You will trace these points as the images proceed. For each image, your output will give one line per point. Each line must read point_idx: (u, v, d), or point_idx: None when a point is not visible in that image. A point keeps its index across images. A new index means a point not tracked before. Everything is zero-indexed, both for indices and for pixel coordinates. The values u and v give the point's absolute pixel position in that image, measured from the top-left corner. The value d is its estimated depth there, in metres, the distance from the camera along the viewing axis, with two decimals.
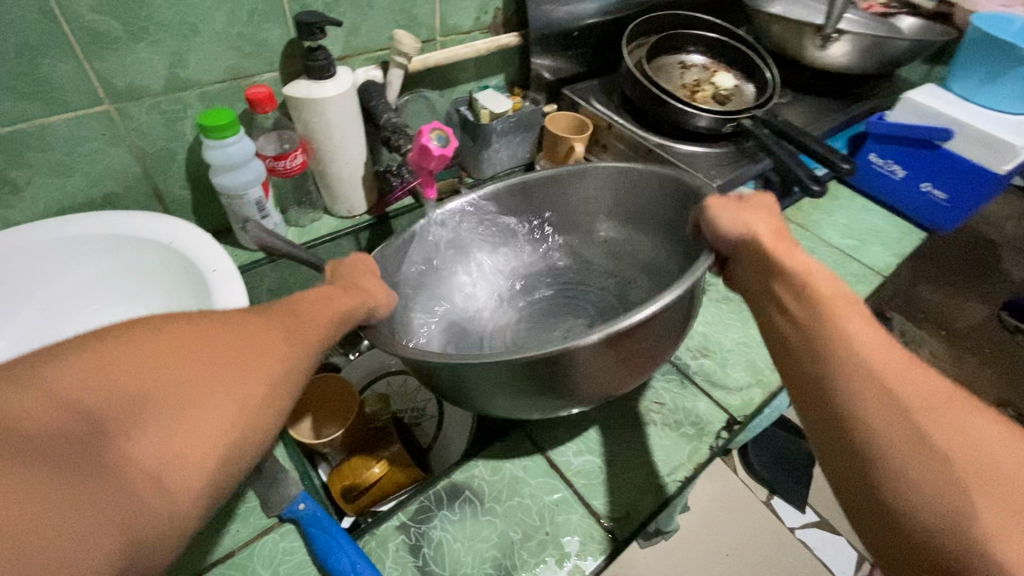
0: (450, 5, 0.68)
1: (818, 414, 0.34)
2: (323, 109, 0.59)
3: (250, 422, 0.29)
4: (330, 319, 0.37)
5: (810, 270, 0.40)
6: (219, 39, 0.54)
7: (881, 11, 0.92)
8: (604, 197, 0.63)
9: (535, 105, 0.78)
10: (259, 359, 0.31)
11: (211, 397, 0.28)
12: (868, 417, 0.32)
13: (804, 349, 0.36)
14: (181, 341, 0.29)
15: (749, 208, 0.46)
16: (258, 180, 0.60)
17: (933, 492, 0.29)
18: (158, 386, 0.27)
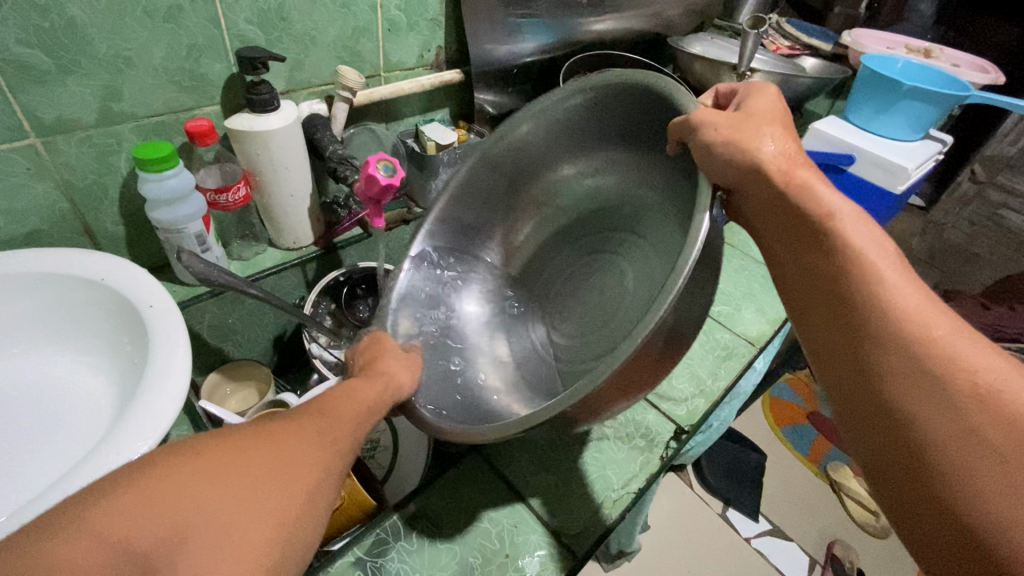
0: (393, 43, 0.70)
1: (841, 375, 0.36)
2: (267, 141, 0.59)
3: (292, 538, 0.29)
4: (359, 415, 0.37)
5: (834, 207, 0.38)
6: (157, 73, 0.53)
7: (787, 53, 1.02)
8: (552, 139, 0.60)
9: (480, 137, 0.82)
10: (298, 469, 0.31)
11: (255, 518, 0.27)
12: (890, 374, 0.33)
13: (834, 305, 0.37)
14: (221, 459, 0.28)
15: (745, 124, 0.42)
16: (198, 213, 0.58)
17: (942, 430, 0.30)
18: (201, 510, 0.26)
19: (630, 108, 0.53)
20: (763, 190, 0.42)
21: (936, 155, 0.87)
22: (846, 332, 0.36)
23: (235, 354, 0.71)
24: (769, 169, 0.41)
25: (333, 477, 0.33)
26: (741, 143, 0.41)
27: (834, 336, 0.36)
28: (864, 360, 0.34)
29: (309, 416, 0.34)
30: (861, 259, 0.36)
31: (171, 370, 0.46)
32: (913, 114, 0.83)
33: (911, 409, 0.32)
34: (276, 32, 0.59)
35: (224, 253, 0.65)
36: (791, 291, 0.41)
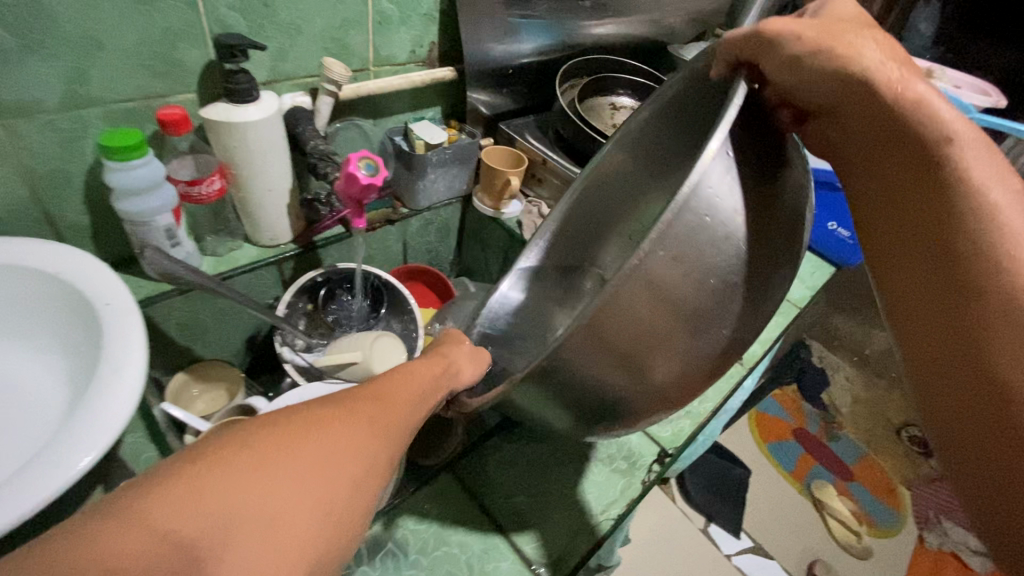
0: (384, 37, 0.68)
1: (932, 319, 0.35)
2: (244, 133, 0.57)
3: (339, 528, 0.26)
4: (414, 401, 0.35)
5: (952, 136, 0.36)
6: (129, 57, 0.50)
7: None
8: (653, 154, 0.57)
9: (471, 138, 0.79)
10: (348, 451, 0.28)
11: (301, 506, 0.25)
12: (994, 325, 0.32)
13: (939, 242, 0.35)
14: (266, 443, 0.26)
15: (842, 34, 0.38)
16: (168, 205, 0.55)
17: None
18: (245, 498, 0.23)
19: (690, 113, 0.51)
20: (856, 108, 0.37)
21: None
22: (943, 264, 0.34)
23: (204, 354, 0.67)
24: (876, 84, 0.36)
25: (388, 460, 0.29)
26: (844, 53, 0.37)
27: (926, 271, 0.35)
28: (960, 294, 0.34)
29: (362, 396, 0.32)
30: (966, 193, 0.35)
31: (122, 374, 0.42)
32: None
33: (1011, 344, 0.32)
34: (260, 19, 0.56)
35: (196, 249, 0.62)
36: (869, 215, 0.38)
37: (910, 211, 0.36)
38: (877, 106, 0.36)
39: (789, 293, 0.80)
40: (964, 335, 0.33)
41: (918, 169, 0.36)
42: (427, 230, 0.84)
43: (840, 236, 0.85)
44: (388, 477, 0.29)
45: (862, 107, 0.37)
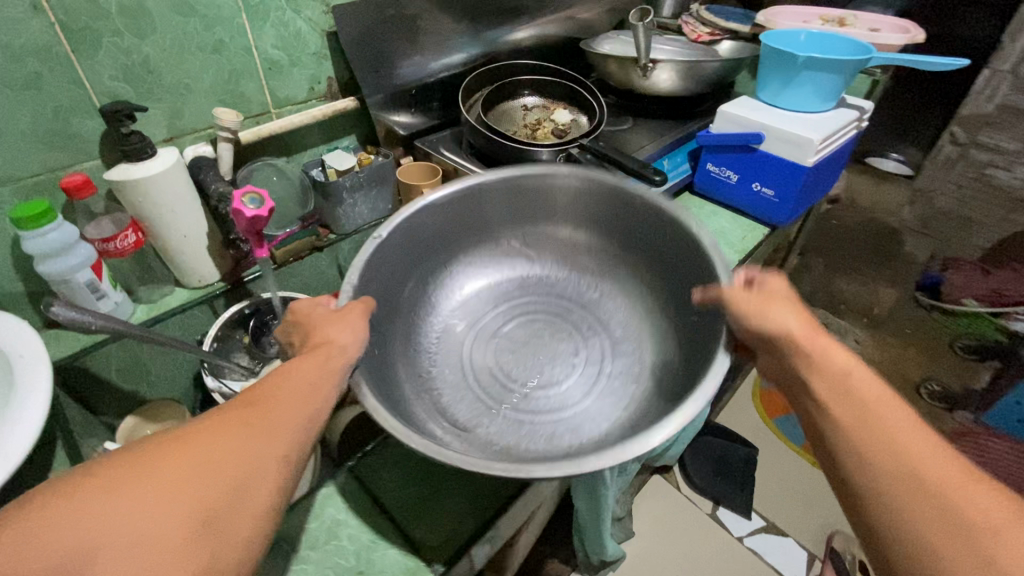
0: (278, 81, 0.73)
1: (842, 495, 0.40)
2: (147, 188, 0.62)
3: (218, 528, 0.34)
4: (296, 406, 0.42)
5: (839, 359, 0.44)
6: (28, 138, 0.56)
7: (707, 40, 1.06)
8: (576, 203, 0.72)
9: (386, 159, 0.84)
10: (223, 458, 0.37)
11: (171, 515, 0.33)
12: (872, 488, 0.37)
13: (827, 423, 0.41)
14: (134, 471, 0.34)
15: (774, 299, 0.49)
16: (86, 262, 0.61)
17: (922, 532, 0.35)
18: (119, 508, 0.32)
19: (667, 244, 0.65)
20: (774, 323, 0.47)
21: (855, 122, 0.85)
22: (829, 441, 0.41)
23: (153, 395, 0.73)
24: (793, 332, 0.46)
25: (275, 457, 0.39)
26: (762, 318, 0.48)
27: (849, 499, 0.39)
28: (855, 481, 0.38)
29: (237, 413, 0.40)
30: (856, 397, 0.41)
31: (28, 413, 0.47)
32: (816, 86, 0.81)
33: (918, 486, 0.36)
34: (146, 84, 0.62)
35: (126, 299, 0.68)
36: (800, 398, 0.44)
37: (812, 425, 0.43)
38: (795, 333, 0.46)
39: None
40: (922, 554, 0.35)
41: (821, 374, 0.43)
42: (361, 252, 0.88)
43: (766, 196, 0.86)
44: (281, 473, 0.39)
45: (776, 320, 0.47)
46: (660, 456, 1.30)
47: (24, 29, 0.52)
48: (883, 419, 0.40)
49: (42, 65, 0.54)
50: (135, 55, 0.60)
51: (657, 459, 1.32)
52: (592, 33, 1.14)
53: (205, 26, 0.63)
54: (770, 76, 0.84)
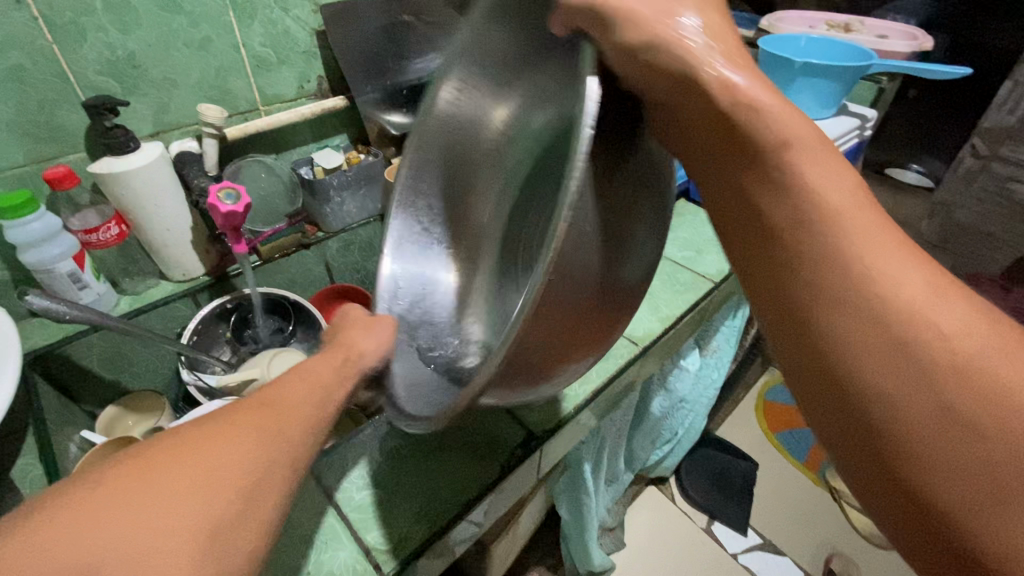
0: (266, 78, 0.74)
1: (816, 400, 0.29)
2: (129, 182, 0.63)
3: (224, 552, 0.28)
4: (308, 401, 0.36)
5: (796, 149, 0.30)
6: (12, 129, 0.58)
7: None
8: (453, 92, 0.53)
9: (375, 158, 0.84)
10: (226, 468, 0.30)
11: (170, 541, 0.27)
12: (863, 388, 0.27)
13: (808, 298, 0.29)
14: (135, 482, 0.28)
15: (693, 43, 0.31)
16: (68, 253, 0.62)
17: (927, 431, 0.25)
18: (105, 534, 0.26)
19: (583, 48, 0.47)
20: (699, 112, 0.31)
21: (855, 131, 0.83)
22: (799, 334, 0.29)
23: (135, 386, 0.73)
24: (731, 114, 0.31)
25: (283, 467, 0.32)
26: (715, 86, 0.31)
27: (796, 345, 0.30)
28: (842, 382, 0.27)
29: (253, 408, 0.34)
30: (836, 245, 0.28)
31: None
32: (812, 92, 0.78)
33: (917, 369, 0.26)
34: (131, 79, 0.63)
35: (110, 290, 0.69)
36: (746, 259, 0.32)
37: (779, 305, 0.30)
38: (718, 105, 0.31)
39: (705, 269, 0.80)
40: (844, 382, 0.27)
41: (775, 198, 0.30)
42: (349, 251, 0.88)
43: None
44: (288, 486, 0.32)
45: (694, 107, 0.31)
46: (654, 467, 1.27)
47: (8, 22, 0.53)
48: (848, 225, 0.29)
49: (26, 58, 0.55)
50: (120, 50, 0.61)
51: (652, 470, 1.29)
52: None
53: (191, 23, 0.64)
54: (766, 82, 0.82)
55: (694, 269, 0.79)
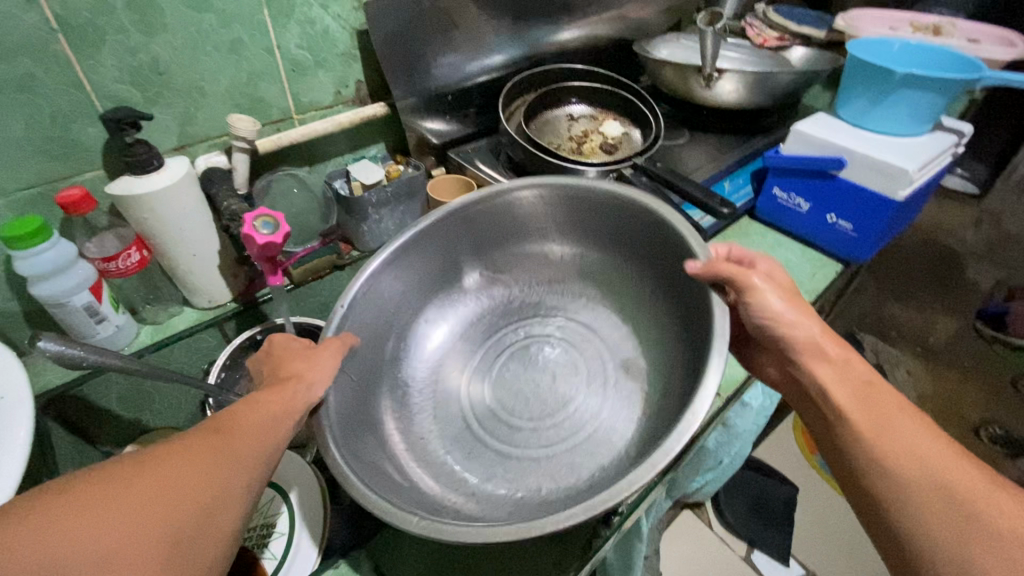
0: (302, 85, 0.66)
1: (880, 529, 0.38)
2: (152, 204, 0.56)
3: (178, 572, 0.29)
4: (271, 421, 0.38)
5: (845, 358, 0.44)
6: (23, 146, 0.50)
7: (774, 45, 0.96)
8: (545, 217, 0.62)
9: (416, 171, 0.76)
10: (200, 478, 0.32)
11: (126, 551, 0.27)
12: (899, 500, 0.37)
13: (845, 441, 0.40)
14: (93, 495, 0.29)
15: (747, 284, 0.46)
16: (85, 284, 0.55)
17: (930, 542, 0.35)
18: (75, 543, 0.27)
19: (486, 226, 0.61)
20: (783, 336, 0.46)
21: (952, 148, 0.74)
22: (845, 465, 0.41)
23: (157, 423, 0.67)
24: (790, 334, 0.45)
25: (245, 483, 0.34)
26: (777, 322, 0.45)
27: (845, 477, 0.41)
28: (876, 487, 0.38)
29: (207, 433, 0.35)
30: (878, 409, 0.40)
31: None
32: (911, 106, 0.70)
33: (904, 491, 0.37)
34: (155, 88, 0.55)
35: (129, 321, 0.62)
36: (807, 410, 0.45)
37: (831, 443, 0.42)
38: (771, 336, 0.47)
39: None
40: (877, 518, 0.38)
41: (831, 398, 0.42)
42: None
43: (842, 230, 0.76)
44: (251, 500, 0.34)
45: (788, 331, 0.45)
46: (694, 493, 1.21)
47: (17, 25, 0.45)
48: (908, 436, 0.38)
49: (37, 67, 0.48)
50: (143, 54, 0.53)
51: (691, 495, 1.23)
52: (644, 34, 1.04)
53: (221, 23, 0.56)
54: (854, 93, 0.74)
55: None
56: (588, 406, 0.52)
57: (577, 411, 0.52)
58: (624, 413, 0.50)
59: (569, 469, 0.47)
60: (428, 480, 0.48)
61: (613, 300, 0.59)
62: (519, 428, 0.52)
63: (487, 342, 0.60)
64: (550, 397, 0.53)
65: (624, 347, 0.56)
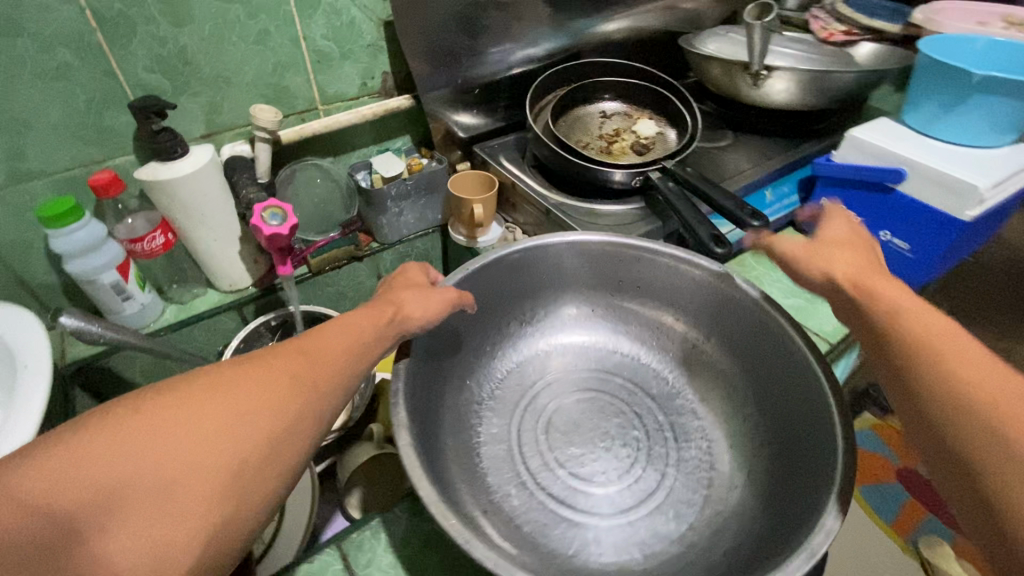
0: (328, 76, 0.67)
1: (923, 440, 0.31)
2: (174, 190, 0.58)
3: (248, 488, 0.29)
4: (347, 344, 0.37)
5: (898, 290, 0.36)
6: (59, 130, 0.53)
7: (841, 40, 0.87)
8: (672, 296, 0.57)
9: (438, 165, 0.76)
10: (268, 396, 0.32)
11: (206, 462, 0.28)
12: (953, 406, 0.29)
13: (896, 350, 0.33)
14: (181, 405, 0.30)
15: (822, 247, 0.42)
16: (113, 262, 0.58)
17: (972, 439, 0.28)
18: (154, 452, 0.28)
19: (612, 267, 0.58)
20: (811, 261, 0.41)
21: None
22: (889, 374, 0.33)
23: None
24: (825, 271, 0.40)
25: (308, 408, 0.33)
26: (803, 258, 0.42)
27: (895, 390, 0.33)
28: (917, 391, 0.31)
29: (292, 351, 0.35)
30: (909, 310, 0.34)
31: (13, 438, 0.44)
32: (994, 114, 0.61)
33: (958, 391, 0.29)
34: (183, 77, 0.57)
35: (154, 300, 0.65)
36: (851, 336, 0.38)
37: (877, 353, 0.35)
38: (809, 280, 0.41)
39: (818, 324, 0.66)
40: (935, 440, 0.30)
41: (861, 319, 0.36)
42: (404, 263, 0.82)
43: (897, 248, 0.69)
44: (318, 425, 0.33)
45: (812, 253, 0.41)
46: None
47: (53, 16, 0.48)
48: (932, 325, 0.33)
49: (73, 56, 0.50)
50: (172, 45, 0.54)
51: None
52: (695, 25, 0.98)
53: (248, 14, 0.57)
54: (926, 97, 0.66)
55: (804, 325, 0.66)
56: (659, 470, 0.50)
57: (626, 482, 0.49)
58: (689, 497, 0.49)
59: (607, 538, 0.46)
60: (468, 493, 0.46)
61: (680, 371, 0.57)
62: (591, 485, 0.49)
63: (581, 374, 0.58)
64: (621, 452, 0.51)
65: (691, 415, 0.54)
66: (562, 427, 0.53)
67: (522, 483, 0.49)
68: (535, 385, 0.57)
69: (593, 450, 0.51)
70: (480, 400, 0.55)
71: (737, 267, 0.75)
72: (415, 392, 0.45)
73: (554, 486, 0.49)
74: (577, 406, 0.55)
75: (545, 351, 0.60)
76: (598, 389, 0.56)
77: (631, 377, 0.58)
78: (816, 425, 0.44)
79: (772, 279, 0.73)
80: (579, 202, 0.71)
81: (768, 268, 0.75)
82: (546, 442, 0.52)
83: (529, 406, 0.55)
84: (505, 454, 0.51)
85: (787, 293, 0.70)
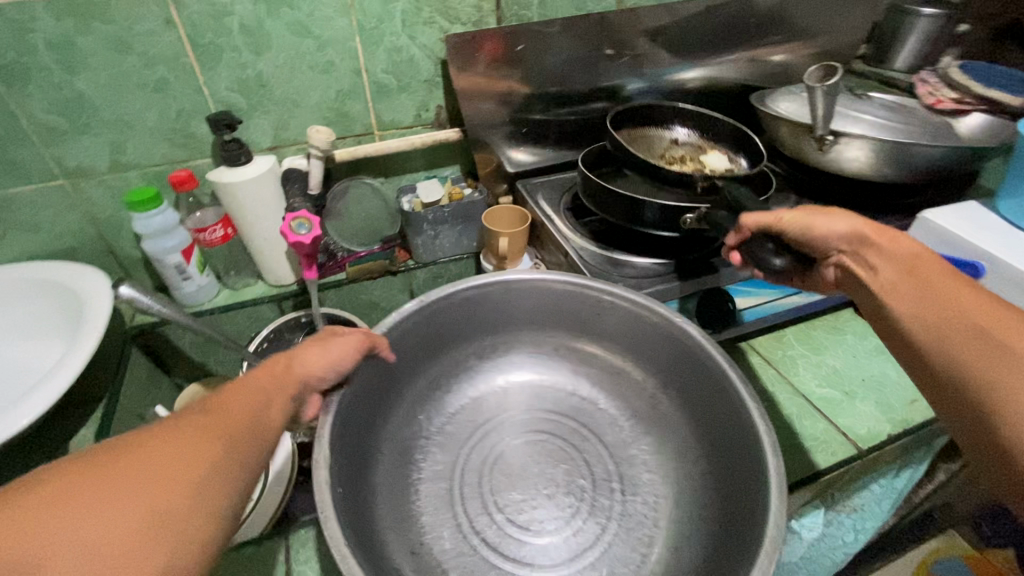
0: (386, 105, 0.73)
1: (935, 393, 0.40)
2: (234, 192, 0.66)
3: (175, 536, 0.28)
4: (261, 395, 0.38)
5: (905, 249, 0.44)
6: (155, 132, 0.64)
7: (951, 107, 0.78)
8: (634, 342, 0.56)
9: (478, 196, 0.78)
10: (183, 447, 0.31)
11: (121, 522, 0.26)
12: (944, 361, 0.39)
13: (917, 329, 0.41)
14: (92, 473, 0.28)
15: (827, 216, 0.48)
16: (179, 246, 0.68)
17: (974, 382, 0.37)
18: (63, 521, 0.26)
19: (579, 311, 0.57)
20: (828, 235, 0.48)
21: None
22: (904, 343, 0.42)
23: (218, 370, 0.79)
24: (830, 239, 0.48)
25: (232, 456, 0.32)
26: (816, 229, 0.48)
27: (909, 353, 0.42)
28: (932, 354, 0.39)
29: (203, 410, 0.34)
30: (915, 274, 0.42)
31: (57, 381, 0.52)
32: None
33: (957, 350, 0.38)
34: (257, 97, 0.66)
35: (211, 283, 0.75)
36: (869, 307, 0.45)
37: (899, 337, 0.42)
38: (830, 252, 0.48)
39: (850, 422, 0.58)
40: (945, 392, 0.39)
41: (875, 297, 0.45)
42: (437, 283, 0.85)
43: None
44: (244, 470, 0.33)
45: (833, 232, 0.48)
46: None
47: (158, 41, 0.58)
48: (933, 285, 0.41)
49: (170, 73, 0.60)
50: (250, 70, 0.63)
51: None
52: (782, 80, 0.92)
53: (318, 47, 0.65)
54: None
55: (833, 421, 0.59)
56: (601, 522, 0.47)
57: (564, 535, 0.47)
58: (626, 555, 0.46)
59: None
60: (393, 534, 0.45)
61: (640, 424, 0.55)
62: (529, 534, 0.47)
63: (533, 412, 0.57)
64: (563, 501, 0.49)
65: (642, 467, 0.52)
66: (505, 470, 0.51)
67: (457, 524, 0.48)
68: (485, 419, 0.56)
69: (532, 494, 0.49)
70: (428, 429, 0.55)
71: (770, 343, 0.68)
72: (347, 421, 0.46)
73: (485, 527, 0.47)
74: (520, 445, 0.53)
75: (499, 386, 0.60)
76: (546, 430, 0.55)
77: (583, 421, 0.56)
78: (757, 490, 0.41)
79: (809, 362, 0.66)
80: (602, 249, 0.69)
81: (809, 350, 0.67)
82: (484, 483, 0.50)
83: (476, 439, 0.54)
84: (443, 491, 0.50)
85: (822, 382, 0.63)
